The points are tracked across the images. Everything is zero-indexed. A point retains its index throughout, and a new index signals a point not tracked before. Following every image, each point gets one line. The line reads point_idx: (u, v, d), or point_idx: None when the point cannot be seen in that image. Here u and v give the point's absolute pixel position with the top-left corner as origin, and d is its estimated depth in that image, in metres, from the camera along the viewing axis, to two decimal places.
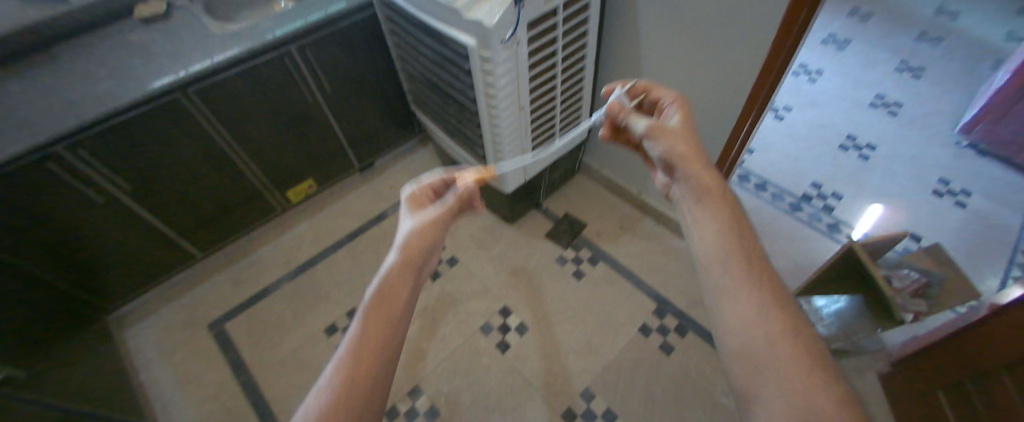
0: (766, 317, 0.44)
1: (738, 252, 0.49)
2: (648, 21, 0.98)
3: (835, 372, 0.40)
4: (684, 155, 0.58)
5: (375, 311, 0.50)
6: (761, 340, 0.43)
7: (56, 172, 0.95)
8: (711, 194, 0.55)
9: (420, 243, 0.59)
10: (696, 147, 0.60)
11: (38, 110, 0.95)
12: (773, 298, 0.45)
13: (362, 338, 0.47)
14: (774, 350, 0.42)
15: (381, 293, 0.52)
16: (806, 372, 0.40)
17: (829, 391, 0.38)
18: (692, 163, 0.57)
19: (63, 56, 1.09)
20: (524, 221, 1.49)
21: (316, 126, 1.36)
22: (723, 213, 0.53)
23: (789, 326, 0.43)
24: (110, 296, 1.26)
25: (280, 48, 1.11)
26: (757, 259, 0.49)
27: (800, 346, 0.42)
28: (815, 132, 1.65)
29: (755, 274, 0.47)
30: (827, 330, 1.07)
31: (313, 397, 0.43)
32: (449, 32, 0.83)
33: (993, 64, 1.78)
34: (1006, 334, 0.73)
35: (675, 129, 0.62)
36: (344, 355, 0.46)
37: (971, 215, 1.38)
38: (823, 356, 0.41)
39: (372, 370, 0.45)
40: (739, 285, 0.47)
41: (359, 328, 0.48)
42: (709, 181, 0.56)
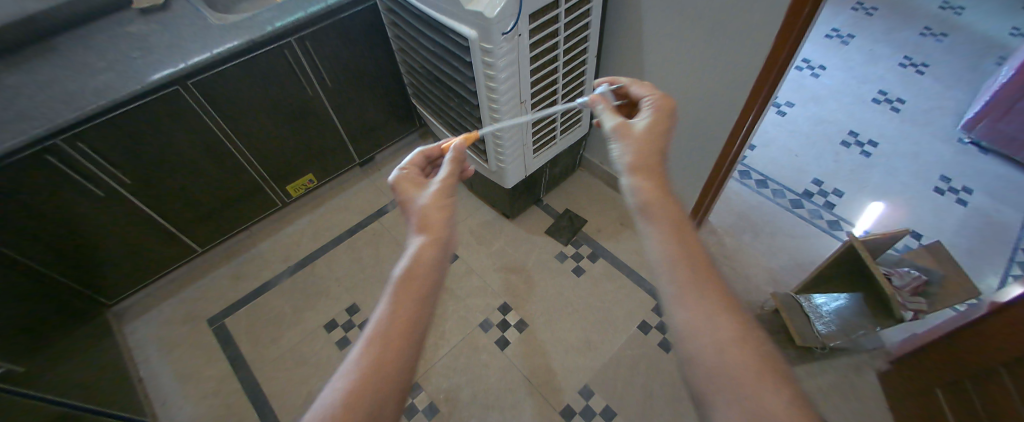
0: (715, 324, 0.42)
1: (684, 258, 0.48)
2: (650, 14, 0.97)
3: (786, 375, 0.39)
4: (635, 166, 0.56)
5: (400, 293, 0.48)
6: (711, 346, 0.41)
7: (54, 164, 0.95)
8: (655, 203, 0.52)
9: (438, 212, 0.58)
10: (652, 157, 0.57)
11: (35, 102, 0.94)
12: (722, 302, 0.44)
13: (388, 322, 0.46)
14: (726, 357, 0.40)
15: (406, 270, 0.51)
16: (755, 377, 0.38)
17: (780, 393, 0.37)
18: (637, 172, 0.56)
19: (60, 48, 1.09)
20: (524, 217, 1.49)
21: (315, 119, 1.35)
22: (668, 218, 0.51)
23: (740, 332, 0.42)
24: (111, 290, 1.27)
25: (279, 40, 1.10)
26: (703, 264, 0.48)
27: (752, 352, 0.40)
28: (817, 128, 1.65)
29: (701, 278, 0.46)
30: (826, 329, 1.03)
31: (338, 379, 0.43)
32: (450, 24, 0.82)
33: (998, 60, 1.76)
34: (1009, 333, 0.73)
35: (642, 134, 0.60)
36: (380, 328, 0.45)
37: (972, 213, 1.38)
38: (777, 360, 0.40)
39: (395, 355, 0.44)
40: (685, 293, 0.45)
41: (385, 309, 0.47)
42: (649, 191, 0.54)
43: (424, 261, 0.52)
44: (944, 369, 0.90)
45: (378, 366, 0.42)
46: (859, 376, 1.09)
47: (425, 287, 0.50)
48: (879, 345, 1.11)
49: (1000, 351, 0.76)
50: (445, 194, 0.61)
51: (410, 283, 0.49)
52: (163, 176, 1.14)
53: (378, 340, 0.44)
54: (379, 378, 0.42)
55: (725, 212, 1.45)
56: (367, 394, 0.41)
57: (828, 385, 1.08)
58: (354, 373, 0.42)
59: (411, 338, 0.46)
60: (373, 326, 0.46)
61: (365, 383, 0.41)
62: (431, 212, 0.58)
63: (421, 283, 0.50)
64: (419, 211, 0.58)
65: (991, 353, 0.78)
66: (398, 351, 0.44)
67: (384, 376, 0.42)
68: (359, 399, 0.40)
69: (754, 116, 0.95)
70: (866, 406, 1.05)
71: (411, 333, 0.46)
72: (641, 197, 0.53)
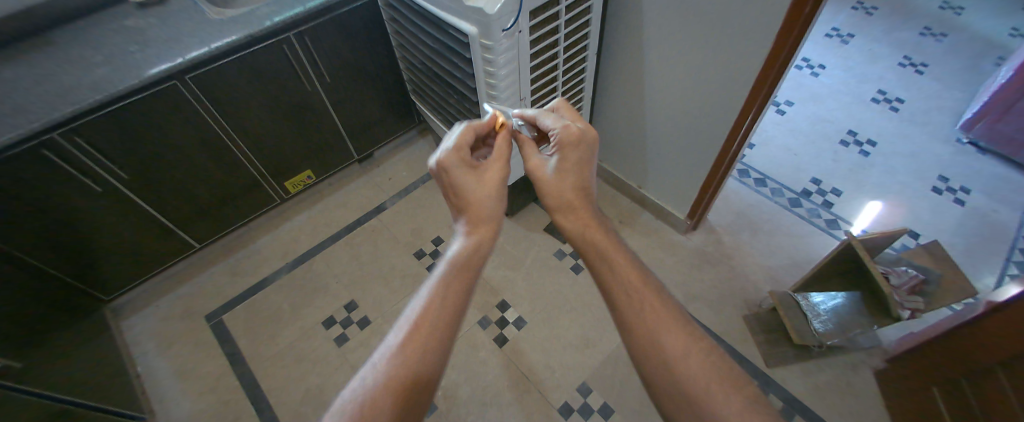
0: (661, 344, 0.46)
1: (618, 286, 0.51)
2: (650, 11, 0.96)
3: (736, 380, 0.43)
4: (559, 209, 0.59)
5: (445, 283, 0.53)
6: (664, 363, 0.45)
7: (51, 159, 0.94)
8: (586, 246, 0.56)
9: (495, 208, 0.60)
10: (569, 198, 0.58)
11: (31, 96, 0.93)
12: (664, 321, 0.47)
13: (434, 309, 0.51)
14: (677, 375, 0.44)
15: (456, 263, 0.55)
16: (707, 388, 0.42)
17: (733, 399, 0.41)
18: (563, 217, 0.59)
19: (56, 42, 1.08)
20: (523, 214, 1.49)
21: (314, 115, 1.35)
22: (601, 250, 0.55)
23: (684, 347, 0.45)
24: (108, 285, 1.26)
25: (277, 35, 1.10)
26: (639, 286, 0.51)
27: (698, 366, 0.44)
28: (817, 127, 1.65)
29: (639, 300, 0.50)
30: (822, 326, 1.05)
31: (382, 352, 0.48)
32: (450, 20, 0.82)
33: (997, 60, 1.76)
34: (1007, 332, 0.74)
35: (552, 180, 0.59)
36: (420, 320, 0.49)
37: (969, 212, 1.38)
38: (723, 368, 0.44)
39: (437, 345, 0.48)
40: (629, 320, 0.49)
41: (430, 295, 0.52)
42: (577, 236, 0.57)
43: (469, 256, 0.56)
44: (940, 368, 0.90)
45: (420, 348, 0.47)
46: (855, 374, 1.09)
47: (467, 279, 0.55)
48: (876, 343, 1.12)
49: (999, 350, 0.76)
50: (500, 185, 0.61)
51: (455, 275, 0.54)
52: (162, 170, 1.14)
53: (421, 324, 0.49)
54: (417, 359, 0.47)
55: (724, 211, 1.45)
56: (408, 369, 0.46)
57: (825, 383, 1.09)
58: (398, 349, 0.47)
59: (452, 326, 0.50)
60: (415, 310, 0.51)
61: (407, 361, 0.47)
62: (487, 207, 0.59)
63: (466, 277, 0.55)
64: (472, 204, 0.59)
65: (989, 352, 0.78)
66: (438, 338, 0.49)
67: (424, 356, 0.47)
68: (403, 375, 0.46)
69: (754, 114, 0.94)
70: (862, 404, 1.05)
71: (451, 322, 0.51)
72: (574, 238, 0.57)
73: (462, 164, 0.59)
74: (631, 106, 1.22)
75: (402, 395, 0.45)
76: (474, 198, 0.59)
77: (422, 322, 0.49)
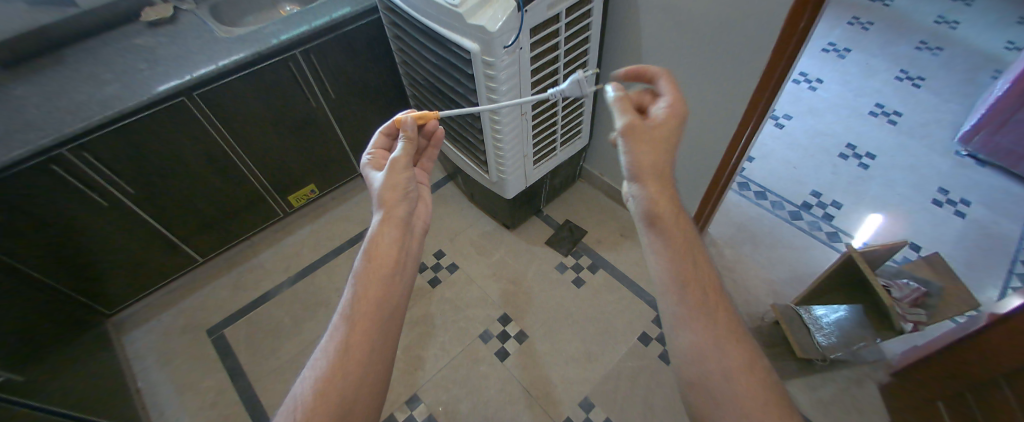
0: (723, 354, 0.48)
1: (696, 284, 0.53)
2: (649, 28, 0.99)
3: (782, 401, 0.45)
4: (642, 174, 0.58)
5: (367, 280, 0.56)
6: (718, 372, 0.47)
7: (58, 174, 0.96)
8: (665, 219, 0.56)
9: (396, 198, 0.64)
10: (659, 164, 0.58)
11: (42, 113, 0.95)
12: (729, 334, 0.50)
13: (352, 308, 0.53)
14: (731, 384, 0.46)
15: (367, 256, 0.58)
16: (760, 404, 0.44)
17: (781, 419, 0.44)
18: (647, 182, 0.57)
19: (69, 59, 1.10)
20: (524, 228, 1.50)
21: (318, 130, 1.37)
22: (682, 242, 0.56)
23: (745, 361, 0.48)
24: (111, 299, 1.26)
25: (283, 52, 1.12)
26: (713, 291, 0.53)
27: (755, 382, 0.46)
28: (815, 140, 1.66)
29: (711, 306, 0.52)
30: (827, 340, 1.03)
31: (314, 363, 0.50)
32: (452, 37, 0.84)
33: (993, 74, 1.78)
34: (1008, 344, 0.74)
35: (651, 140, 0.58)
36: (341, 318, 0.53)
37: (970, 225, 1.38)
38: (776, 390, 0.46)
39: (359, 337, 0.51)
40: (695, 319, 0.51)
41: (354, 294, 0.55)
42: (661, 203, 0.57)
43: (386, 248, 0.59)
44: (945, 382, 0.89)
45: (352, 348, 0.50)
46: (859, 388, 1.08)
47: (391, 271, 0.58)
48: (880, 357, 1.11)
49: (1003, 363, 0.76)
50: (402, 178, 0.65)
51: (375, 268, 0.57)
52: (164, 185, 1.14)
53: (351, 325, 0.52)
54: (356, 359, 0.50)
55: (724, 223, 1.46)
56: (344, 373, 0.49)
57: (829, 397, 1.08)
58: (329, 358, 0.49)
59: (374, 321, 0.53)
60: (343, 312, 0.54)
61: (343, 364, 0.49)
62: (389, 197, 0.63)
63: (386, 267, 0.58)
64: (380, 193, 0.64)
65: (992, 365, 0.78)
66: (369, 332, 0.52)
67: (360, 356, 0.50)
68: (340, 377, 0.48)
69: (751, 128, 0.96)
70: (867, 418, 1.04)
71: (382, 315, 0.54)
72: (652, 214, 0.56)
73: (371, 162, 0.71)
74: None
75: (332, 400, 0.47)
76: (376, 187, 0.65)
77: (351, 322, 0.52)
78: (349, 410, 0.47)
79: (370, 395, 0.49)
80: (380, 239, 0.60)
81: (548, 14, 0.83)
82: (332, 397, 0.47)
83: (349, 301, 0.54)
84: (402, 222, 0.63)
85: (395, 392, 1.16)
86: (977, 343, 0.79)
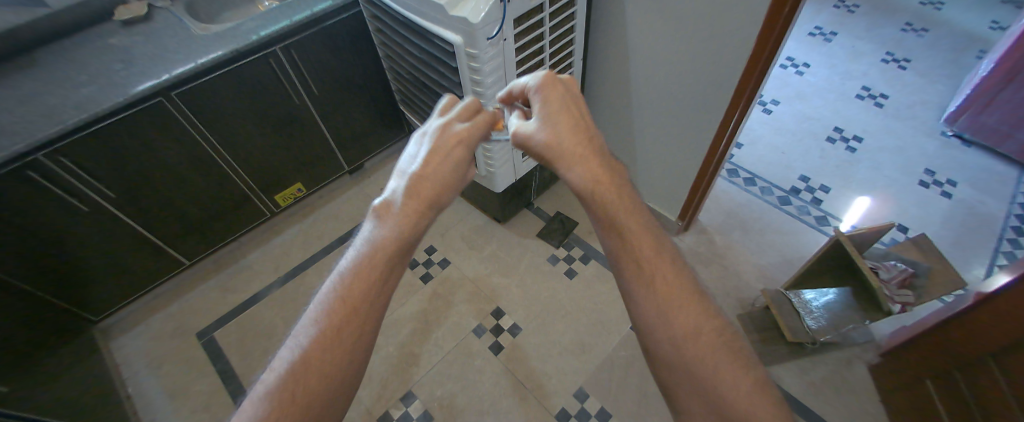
0: (670, 319, 0.49)
1: (629, 256, 0.53)
2: (633, 17, 0.97)
3: (746, 361, 0.47)
4: (555, 158, 0.59)
5: (372, 266, 0.53)
6: (671, 342, 0.48)
7: (36, 180, 0.93)
8: (600, 190, 0.56)
9: (438, 188, 0.59)
10: (564, 142, 0.59)
11: (15, 118, 0.93)
12: (675, 298, 0.50)
13: (356, 288, 0.52)
14: (685, 353, 0.47)
15: (392, 239, 0.55)
16: (716, 367, 0.45)
17: (742, 379, 0.45)
18: (563, 164, 0.59)
19: (41, 62, 1.07)
20: (515, 221, 1.49)
21: (303, 128, 1.35)
22: (608, 207, 0.55)
23: (696, 323, 0.48)
24: (96, 306, 1.25)
25: (264, 48, 1.10)
26: (648, 256, 0.53)
27: (708, 344, 0.47)
28: (803, 125, 1.66)
29: (651, 273, 0.52)
30: (817, 323, 1.04)
31: (299, 337, 0.49)
32: (434, 30, 0.82)
33: (979, 54, 1.79)
34: (999, 319, 0.74)
35: (537, 133, 0.60)
36: (335, 296, 0.51)
37: (957, 205, 1.40)
38: (732, 347, 0.47)
39: (354, 323, 0.50)
40: (640, 293, 0.51)
41: (353, 279, 0.52)
42: (579, 181, 0.57)
43: (403, 238, 0.56)
44: (934, 359, 0.91)
45: (338, 331, 0.49)
46: (849, 370, 1.09)
47: (399, 257, 0.56)
48: (870, 338, 1.12)
49: (994, 338, 0.77)
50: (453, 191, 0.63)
51: (383, 257, 0.54)
52: (148, 187, 1.13)
53: (334, 308, 0.51)
54: (340, 345, 0.49)
55: (714, 211, 1.46)
56: (328, 355, 0.48)
57: (820, 379, 1.09)
58: (314, 339, 0.49)
59: (371, 305, 0.52)
60: (333, 296, 0.51)
61: (323, 347, 0.48)
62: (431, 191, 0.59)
63: (403, 259, 0.56)
64: (415, 180, 0.58)
65: (983, 342, 0.79)
66: (361, 317, 0.51)
67: (345, 342, 0.49)
68: (320, 359, 0.48)
69: (738, 115, 0.96)
70: (858, 399, 1.05)
71: (378, 301, 0.53)
72: (579, 192, 0.58)
73: (456, 144, 0.61)
74: (618, 110, 1.22)
75: (317, 378, 0.47)
76: (417, 168, 0.59)
77: (339, 308, 0.50)
78: (334, 389, 0.48)
79: (352, 379, 0.50)
80: (399, 227, 0.56)
81: (532, 4, 0.82)
82: (311, 375, 0.47)
83: (342, 287, 0.52)
84: (432, 213, 0.60)
85: (389, 389, 1.16)
86: (964, 320, 0.80)
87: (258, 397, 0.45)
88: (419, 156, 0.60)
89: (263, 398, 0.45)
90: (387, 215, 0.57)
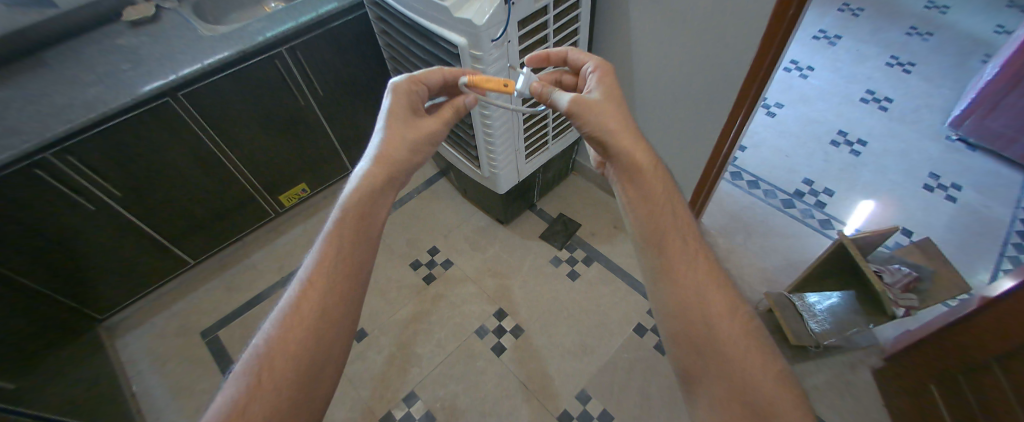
0: (704, 299, 0.50)
1: (674, 234, 0.55)
2: (637, 19, 0.97)
3: (771, 349, 0.47)
4: (616, 132, 0.59)
5: (337, 230, 0.58)
6: (701, 321, 0.49)
7: (42, 178, 0.94)
8: (647, 171, 0.58)
9: (396, 152, 0.64)
10: (626, 122, 0.60)
11: (24, 117, 0.94)
12: (711, 281, 0.51)
13: (327, 267, 0.55)
14: (716, 333, 0.48)
15: (351, 209, 0.60)
16: (745, 349, 0.46)
17: (768, 364, 0.46)
18: (623, 138, 0.58)
19: (50, 62, 1.08)
20: (518, 222, 1.50)
21: (308, 128, 1.35)
22: (655, 187, 0.57)
23: (729, 306, 0.49)
24: (102, 304, 1.25)
25: (269, 49, 1.11)
26: (692, 239, 0.55)
27: (738, 327, 0.48)
28: (807, 128, 1.66)
29: (689, 254, 0.53)
30: (819, 326, 1.04)
31: (271, 322, 0.52)
32: (438, 31, 0.82)
33: (983, 58, 1.79)
34: (1005, 324, 0.74)
35: (598, 101, 0.61)
36: (306, 276, 0.54)
37: (962, 209, 1.39)
38: (760, 333, 0.48)
39: (322, 299, 0.53)
40: (675, 273, 0.52)
41: (320, 247, 0.56)
42: (640, 159, 0.58)
43: (360, 204, 0.60)
44: (939, 364, 0.91)
45: (312, 313, 0.52)
46: (853, 374, 1.09)
47: (364, 228, 0.60)
48: (873, 342, 1.11)
49: (999, 344, 0.77)
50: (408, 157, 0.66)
51: (346, 230, 0.58)
52: (152, 187, 1.13)
53: (307, 289, 0.54)
54: (308, 327, 0.51)
55: (717, 213, 1.46)
56: (295, 339, 0.50)
57: (823, 383, 1.08)
58: (284, 324, 0.51)
59: (342, 287, 0.55)
60: (303, 275, 0.55)
61: (295, 329, 0.51)
62: (386, 156, 0.63)
63: (364, 226, 0.60)
64: (378, 144, 0.63)
65: (988, 348, 0.79)
66: (332, 298, 0.54)
67: (311, 325, 0.52)
68: (294, 341, 0.50)
69: (742, 118, 0.96)
70: (861, 403, 1.05)
71: (346, 282, 0.56)
72: (629, 167, 0.58)
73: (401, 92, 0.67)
74: None
75: (292, 360, 0.49)
76: (380, 130, 0.64)
77: (309, 287, 0.54)
78: (313, 375, 0.50)
79: (326, 364, 0.52)
80: (356, 193, 0.60)
81: (536, 6, 0.82)
82: (287, 360, 0.49)
83: (311, 263, 0.55)
84: (390, 182, 0.64)
85: (391, 389, 1.16)
86: (972, 325, 0.80)
87: (231, 380, 0.48)
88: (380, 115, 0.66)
89: (235, 381, 0.48)
90: (352, 178, 0.62)
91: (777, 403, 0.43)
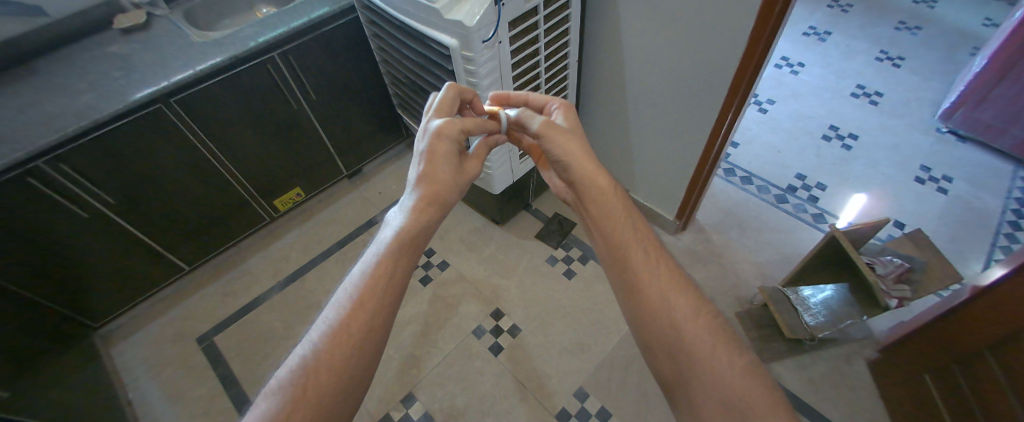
0: (670, 303, 0.50)
1: (637, 247, 0.56)
2: (627, 19, 0.98)
3: (740, 345, 0.48)
4: (578, 157, 0.62)
5: (380, 259, 0.56)
6: (670, 328, 0.49)
7: (36, 187, 0.94)
8: (606, 193, 0.60)
9: (442, 187, 0.63)
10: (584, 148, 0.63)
11: (15, 126, 0.93)
12: (674, 285, 0.52)
13: (374, 289, 0.54)
14: (685, 337, 0.48)
15: (401, 237, 0.58)
16: (713, 348, 0.46)
17: (737, 361, 0.45)
18: (584, 162, 0.62)
19: (40, 70, 1.08)
20: (513, 222, 1.50)
21: (302, 132, 1.36)
22: (613, 208, 0.59)
23: (694, 307, 0.50)
24: (97, 311, 1.25)
25: (261, 54, 1.11)
26: (654, 250, 0.56)
27: (705, 328, 0.48)
28: (798, 124, 1.67)
29: (653, 263, 0.54)
30: (814, 319, 1.05)
31: (313, 338, 0.51)
32: (430, 33, 0.83)
33: (972, 51, 1.81)
34: (995, 312, 0.75)
35: (566, 129, 0.65)
36: (349, 296, 0.53)
37: (953, 200, 1.40)
38: (725, 330, 0.49)
39: (368, 320, 0.52)
40: (641, 282, 0.53)
41: (361, 277, 0.55)
42: (601, 180, 0.61)
43: (411, 232, 0.59)
44: (933, 354, 0.92)
45: (354, 333, 0.51)
46: (848, 366, 1.09)
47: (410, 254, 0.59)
48: (868, 334, 1.12)
49: (991, 331, 0.77)
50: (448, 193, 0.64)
51: (397, 255, 0.57)
52: (148, 194, 1.13)
53: (354, 311, 0.52)
54: (352, 345, 0.50)
55: (711, 210, 1.47)
56: (340, 356, 0.49)
57: (819, 375, 1.09)
58: (326, 342, 0.50)
59: (388, 307, 0.54)
60: (348, 292, 0.54)
61: (339, 348, 0.50)
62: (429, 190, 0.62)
63: (412, 253, 0.59)
64: (417, 183, 0.62)
65: (978, 336, 0.80)
66: (373, 317, 0.52)
67: (355, 345, 0.50)
68: (337, 359, 0.49)
69: (732, 114, 0.97)
70: (857, 395, 1.05)
71: (390, 305, 0.55)
72: (589, 190, 0.61)
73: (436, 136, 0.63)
74: (613, 110, 1.23)
75: (331, 378, 0.48)
76: (419, 170, 0.63)
77: (354, 305, 0.52)
78: (346, 389, 0.49)
79: (358, 384, 0.50)
80: (408, 222, 0.59)
81: (526, 6, 0.83)
82: (328, 375, 0.48)
83: (358, 284, 0.54)
84: (437, 210, 0.63)
85: (389, 391, 1.16)
86: (963, 314, 0.80)
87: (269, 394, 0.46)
88: (419, 158, 0.63)
89: (274, 394, 0.47)
90: (395, 213, 0.61)
91: (750, 397, 0.43)
